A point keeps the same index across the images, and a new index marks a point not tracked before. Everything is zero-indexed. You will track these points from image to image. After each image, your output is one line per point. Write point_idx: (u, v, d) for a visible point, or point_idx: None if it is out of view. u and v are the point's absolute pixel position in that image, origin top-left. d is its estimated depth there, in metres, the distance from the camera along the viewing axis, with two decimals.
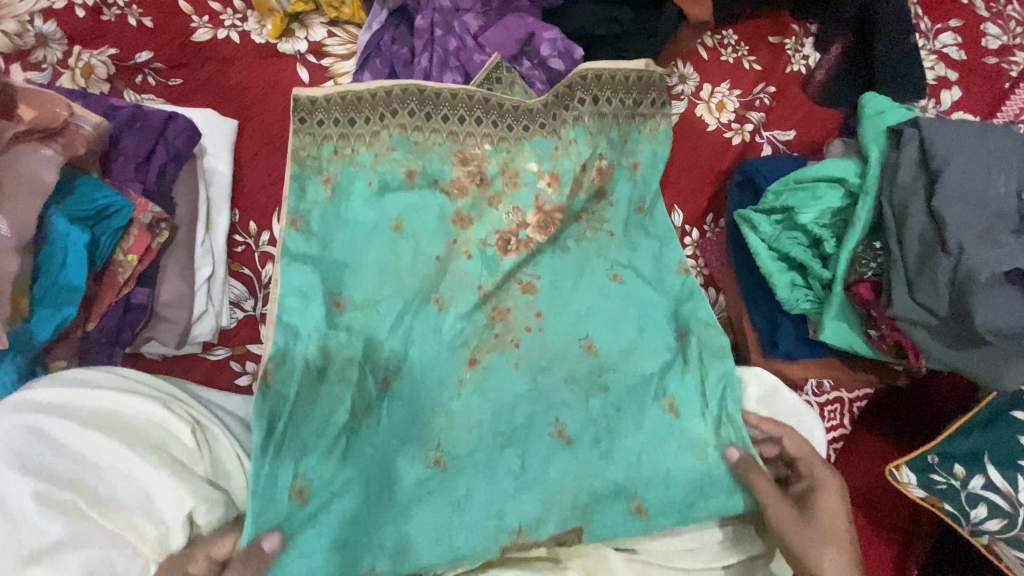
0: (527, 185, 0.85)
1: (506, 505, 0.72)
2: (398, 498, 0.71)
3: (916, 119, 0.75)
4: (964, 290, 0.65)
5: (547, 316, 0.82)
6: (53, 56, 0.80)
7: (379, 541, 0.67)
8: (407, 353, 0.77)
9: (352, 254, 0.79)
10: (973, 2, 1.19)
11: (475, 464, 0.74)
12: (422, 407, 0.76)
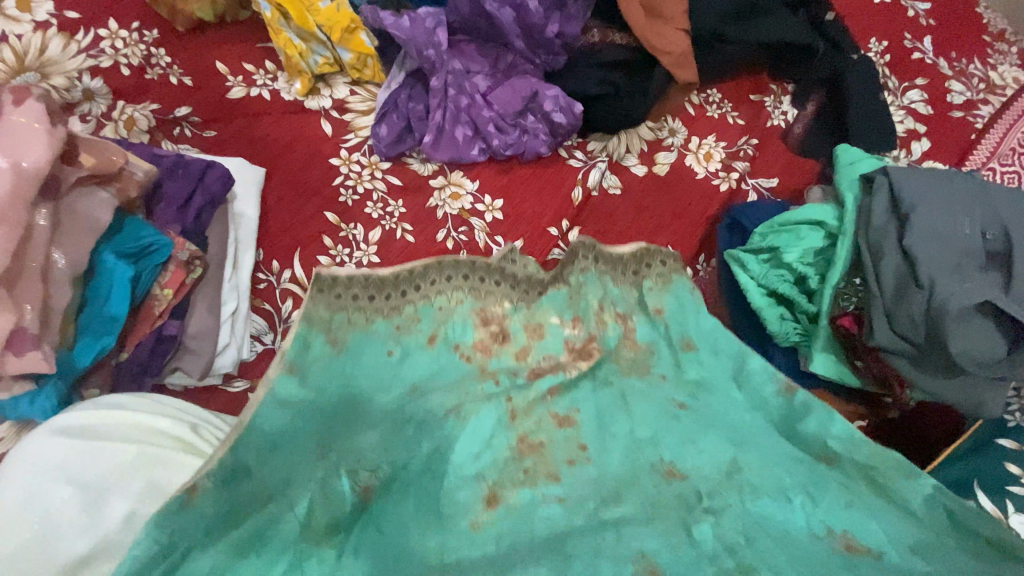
0: (554, 334, 0.86)
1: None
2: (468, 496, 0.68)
3: (886, 167, 0.83)
4: (938, 320, 0.70)
5: (593, 447, 0.74)
6: (98, 109, 0.87)
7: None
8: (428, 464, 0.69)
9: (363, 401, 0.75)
10: (937, 62, 1.31)
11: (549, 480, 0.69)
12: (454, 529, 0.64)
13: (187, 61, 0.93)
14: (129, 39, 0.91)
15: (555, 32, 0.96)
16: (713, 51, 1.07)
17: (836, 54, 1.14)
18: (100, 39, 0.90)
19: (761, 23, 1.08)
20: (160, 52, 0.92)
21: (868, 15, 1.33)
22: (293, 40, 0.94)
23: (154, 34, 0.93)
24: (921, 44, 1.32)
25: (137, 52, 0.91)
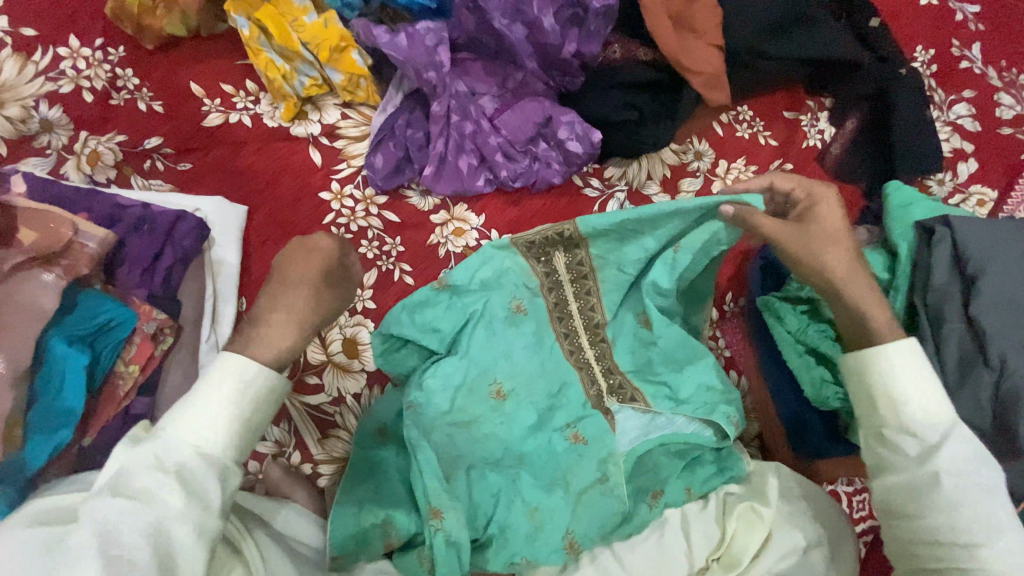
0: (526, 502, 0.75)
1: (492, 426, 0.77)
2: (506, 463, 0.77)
3: (947, 216, 0.72)
4: (1011, 406, 0.62)
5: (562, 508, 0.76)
6: (59, 141, 0.78)
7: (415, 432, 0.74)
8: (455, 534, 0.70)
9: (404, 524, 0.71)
10: (988, 71, 1.19)
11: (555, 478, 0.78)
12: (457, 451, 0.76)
13: (157, 82, 0.83)
14: (92, 59, 0.81)
15: (574, 51, 0.85)
16: (747, 70, 0.96)
17: (885, 67, 1.02)
18: (59, 59, 0.80)
19: (803, 34, 0.96)
20: (126, 73, 0.82)
21: (914, 16, 1.21)
22: (275, 61, 0.83)
23: (120, 52, 0.82)
24: (971, 51, 1.20)
25: (101, 74, 0.81)
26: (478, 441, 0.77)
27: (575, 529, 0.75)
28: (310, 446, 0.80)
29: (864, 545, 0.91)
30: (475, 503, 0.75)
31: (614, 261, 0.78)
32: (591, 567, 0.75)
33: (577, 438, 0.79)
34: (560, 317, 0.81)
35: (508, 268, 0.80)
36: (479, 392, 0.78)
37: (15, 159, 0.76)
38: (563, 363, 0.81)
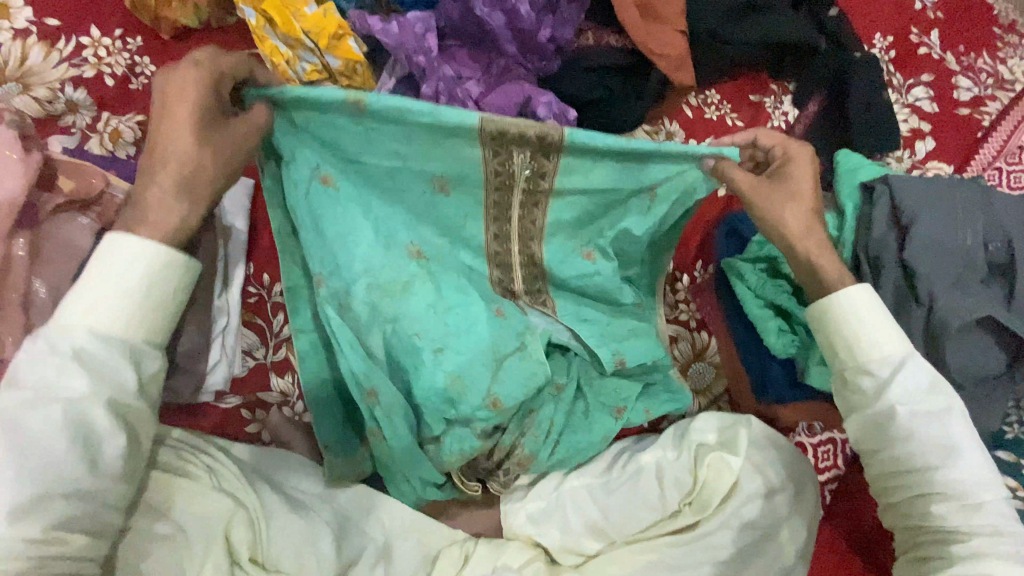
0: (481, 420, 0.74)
1: (430, 321, 0.72)
2: (467, 375, 0.73)
3: (886, 176, 0.80)
4: (938, 337, 0.70)
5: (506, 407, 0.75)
6: (83, 120, 0.86)
7: (356, 311, 0.70)
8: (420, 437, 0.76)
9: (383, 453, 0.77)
10: (944, 57, 1.28)
11: (520, 382, 0.76)
12: (400, 360, 0.72)
13: None
14: (113, 47, 0.89)
15: (549, 38, 0.95)
16: (712, 53, 1.05)
17: (840, 54, 1.10)
18: (83, 47, 0.88)
19: (763, 22, 1.05)
20: (143, 60, 0.90)
21: (874, 7, 1.29)
22: (280, 48, 0.91)
23: (137, 41, 0.91)
24: (927, 38, 1.28)
25: (120, 61, 0.89)
26: (400, 287, 0.71)
27: (499, 390, 0.74)
28: (312, 399, 0.85)
29: (828, 491, 0.99)
30: (421, 411, 0.75)
31: (570, 189, 0.67)
32: (572, 507, 0.83)
33: (500, 312, 0.76)
34: (497, 219, 0.70)
35: (463, 165, 0.63)
36: (394, 255, 0.71)
37: (44, 136, 0.85)
38: (479, 228, 0.71)
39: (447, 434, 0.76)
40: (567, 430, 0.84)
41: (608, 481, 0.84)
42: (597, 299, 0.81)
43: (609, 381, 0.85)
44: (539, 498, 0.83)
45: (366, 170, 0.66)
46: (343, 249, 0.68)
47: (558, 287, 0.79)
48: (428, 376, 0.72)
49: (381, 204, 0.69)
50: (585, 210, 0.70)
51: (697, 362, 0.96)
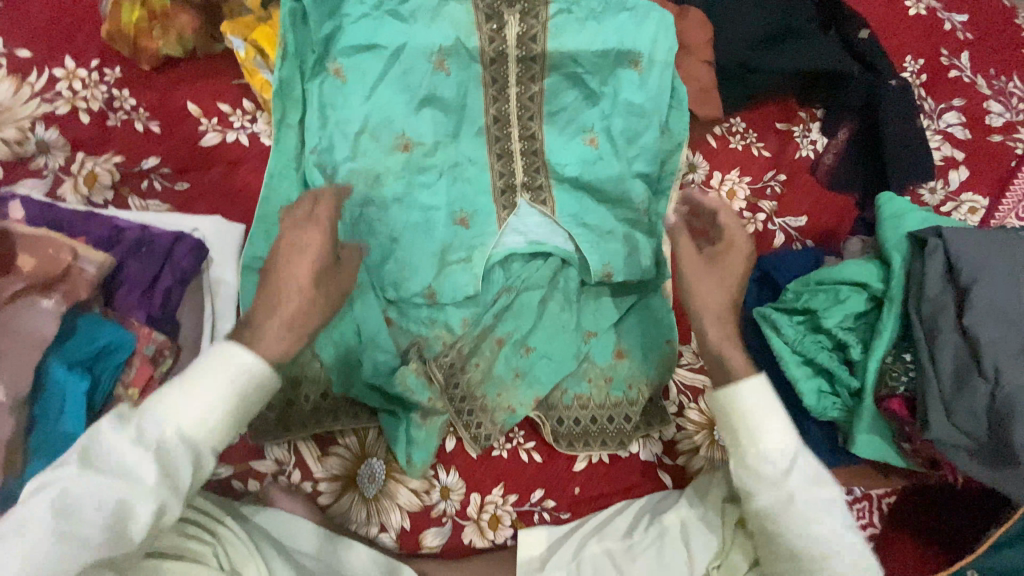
0: (438, 340, 0.85)
1: (420, 188, 0.83)
2: (435, 226, 0.84)
3: (938, 227, 0.74)
4: (1004, 417, 0.63)
5: (485, 336, 0.86)
6: (55, 162, 0.78)
7: (335, 141, 0.81)
8: (395, 275, 0.83)
9: (368, 211, 0.82)
10: (976, 79, 1.21)
11: (495, 258, 0.87)
12: (368, 201, 0.82)
13: (153, 102, 0.83)
14: (89, 80, 0.81)
15: None
16: (740, 83, 0.98)
17: (871, 78, 1.02)
18: (56, 81, 0.80)
19: (795, 47, 0.98)
20: (123, 93, 0.82)
21: (902, 27, 1.22)
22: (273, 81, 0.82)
23: (116, 72, 0.82)
24: (958, 60, 1.22)
25: (97, 94, 0.81)
26: (378, 172, 0.82)
27: (437, 285, 0.84)
28: (310, 464, 0.80)
29: None
30: (373, 231, 0.82)
31: (567, 53, 0.81)
32: (592, 574, 0.78)
33: (463, 220, 0.85)
34: (496, 99, 0.83)
35: (468, 87, 0.82)
36: (385, 144, 0.81)
37: (12, 180, 0.77)
38: (482, 148, 0.84)
39: (409, 257, 0.83)
40: (526, 291, 0.88)
41: (630, 548, 0.79)
42: (589, 185, 0.87)
43: (587, 318, 0.89)
44: (557, 568, 0.79)
45: (371, 56, 0.79)
46: (342, 135, 0.81)
47: (557, 176, 0.87)
48: (405, 194, 0.82)
49: (387, 84, 0.80)
50: (561, 147, 0.85)
51: None
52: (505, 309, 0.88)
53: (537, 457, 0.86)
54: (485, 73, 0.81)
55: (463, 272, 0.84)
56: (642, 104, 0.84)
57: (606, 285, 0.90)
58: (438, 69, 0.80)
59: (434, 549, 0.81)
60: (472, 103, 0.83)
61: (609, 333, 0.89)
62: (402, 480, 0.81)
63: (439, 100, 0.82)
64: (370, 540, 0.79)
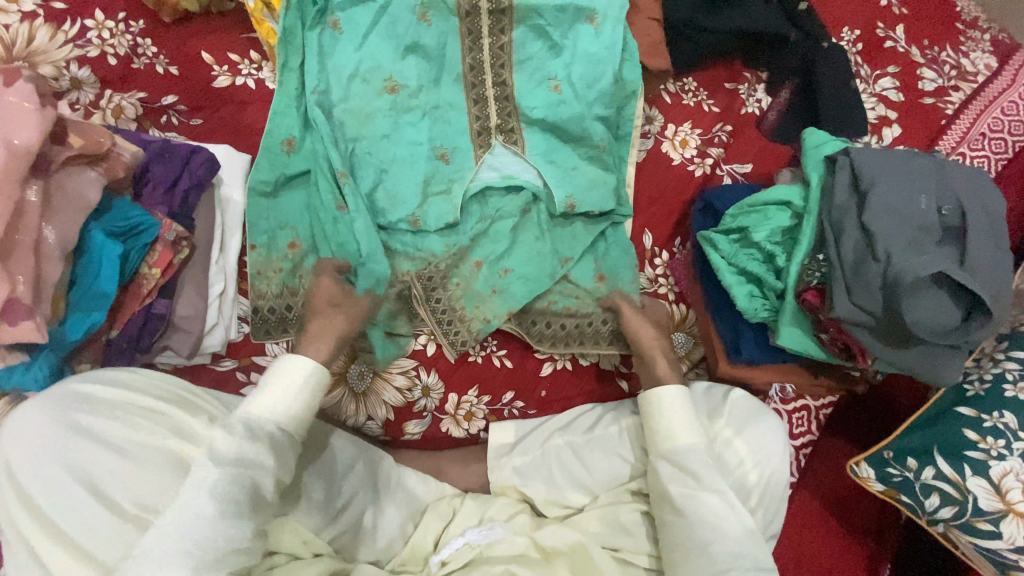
0: (422, 263, 0.94)
1: (405, 126, 0.93)
2: (420, 161, 0.93)
3: (849, 148, 0.86)
4: (894, 291, 0.75)
5: (466, 259, 0.96)
6: (86, 98, 0.90)
7: (330, 86, 0.91)
8: (382, 206, 0.92)
9: (356, 147, 0.91)
10: (910, 50, 1.35)
11: (474, 190, 0.96)
12: (358, 138, 0.91)
13: (172, 50, 0.95)
14: (116, 30, 0.94)
15: None
16: (689, 41, 1.12)
17: (810, 44, 1.16)
18: (87, 29, 0.92)
19: (734, 13, 1.11)
20: (146, 42, 0.95)
21: (843, 5, 1.37)
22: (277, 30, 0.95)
23: (140, 24, 0.95)
24: (894, 33, 1.36)
25: (123, 42, 0.93)
26: (367, 112, 0.91)
27: (420, 213, 0.93)
28: None
29: (802, 456, 1.04)
30: (362, 166, 0.91)
31: (530, 7, 0.93)
32: (557, 465, 0.87)
33: (444, 155, 0.94)
34: (471, 49, 0.94)
35: (449, 41, 0.93)
36: (375, 87, 0.91)
37: None
38: (460, 93, 0.95)
39: (396, 189, 0.92)
40: (500, 219, 0.98)
41: (588, 438, 0.88)
42: (556, 126, 0.96)
43: (566, 243, 0.98)
44: (523, 454, 0.87)
45: (363, 10, 0.90)
46: (337, 80, 0.91)
47: (528, 120, 0.96)
48: (391, 129, 0.92)
49: (375, 33, 0.91)
50: (530, 91, 0.95)
51: (677, 332, 1.01)
52: (484, 236, 0.97)
53: (507, 364, 0.95)
54: (462, 24, 0.92)
55: (444, 202, 0.94)
56: (595, 55, 0.96)
57: (576, 217, 0.99)
58: (421, 21, 0.91)
59: (415, 437, 0.91)
60: (451, 52, 0.93)
61: (584, 259, 0.99)
62: (388, 379, 0.91)
63: (422, 51, 0.92)
64: (359, 427, 0.90)
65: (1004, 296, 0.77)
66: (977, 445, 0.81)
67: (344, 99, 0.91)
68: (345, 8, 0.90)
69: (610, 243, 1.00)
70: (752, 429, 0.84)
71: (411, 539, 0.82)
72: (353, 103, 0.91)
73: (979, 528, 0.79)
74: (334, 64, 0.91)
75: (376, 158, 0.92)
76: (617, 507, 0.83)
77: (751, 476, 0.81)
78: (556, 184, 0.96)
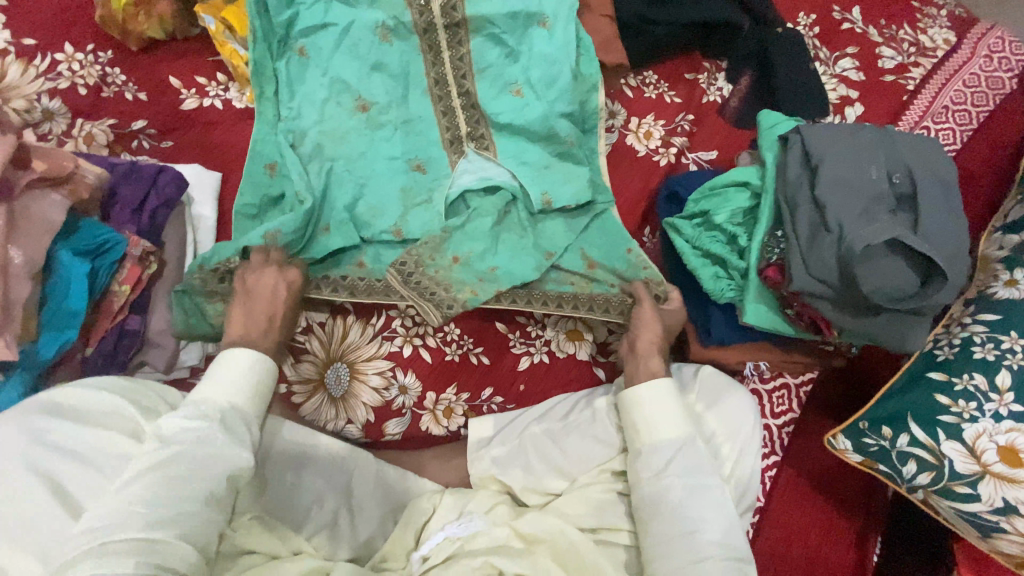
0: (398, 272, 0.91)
1: (378, 142, 0.96)
2: (397, 173, 0.96)
3: (800, 126, 0.89)
4: (847, 262, 0.76)
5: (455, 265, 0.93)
6: (58, 127, 0.93)
7: (302, 111, 0.95)
8: (363, 219, 0.94)
9: (333, 166, 0.95)
10: (867, 30, 1.37)
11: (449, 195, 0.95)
12: (333, 157, 0.95)
13: (140, 77, 0.98)
14: (85, 61, 0.97)
15: None
16: (645, 33, 1.15)
17: (763, 29, 1.19)
18: (57, 63, 0.96)
19: (685, 5, 1.15)
20: (115, 71, 0.98)
21: None
22: (239, 51, 0.98)
23: (108, 54, 0.98)
24: (850, 15, 1.38)
25: (93, 72, 0.97)
26: (341, 131, 0.95)
27: (404, 224, 0.94)
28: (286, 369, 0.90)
29: (785, 434, 1.03)
30: (338, 183, 0.94)
31: (483, 17, 0.98)
32: (535, 453, 0.88)
33: (419, 166, 0.97)
34: (434, 64, 0.98)
35: (412, 58, 0.98)
36: (347, 107, 0.96)
37: None
38: (428, 106, 0.98)
39: (377, 202, 0.95)
40: (484, 220, 0.95)
41: (565, 424, 0.89)
42: (524, 128, 0.96)
43: (548, 238, 0.97)
44: (500, 446, 0.88)
45: (326, 33, 0.96)
46: (310, 105, 0.96)
47: (495, 126, 0.97)
48: (364, 145, 0.95)
49: (341, 56, 0.96)
50: (494, 98, 0.98)
51: None
52: (467, 239, 0.94)
53: (485, 360, 0.95)
54: (423, 42, 0.98)
55: (423, 209, 0.95)
56: (546, 55, 0.97)
57: (557, 214, 0.98)
58: (384, 39, 0.97)
59: (395, 437, 0.92)
60: (414, 67, 0.98)
61: (569, 252, 0.98)
62: (364, 380, 0.92)
63: (385, 68, 0.97)
64: (338, 431, 0.91)
65: (960, 257, 0.78)
66: (949, 409, 0.82)
67: (317, 120, 0.95)
68: (310, 36, 0.97)
69: (593, 233, 0.99)
70: (723, 408, 0.85)
71: (392, 536, 0.82)
72: (326, 124, 0.95)
73: (958, 492, 0.79)
74: (306, 89, 0.96)
75: (354, 174, 0.95)
76: (590, 490, 0.85)
77: (724, 449, 0.83)
78: (534, 185, 0.95)
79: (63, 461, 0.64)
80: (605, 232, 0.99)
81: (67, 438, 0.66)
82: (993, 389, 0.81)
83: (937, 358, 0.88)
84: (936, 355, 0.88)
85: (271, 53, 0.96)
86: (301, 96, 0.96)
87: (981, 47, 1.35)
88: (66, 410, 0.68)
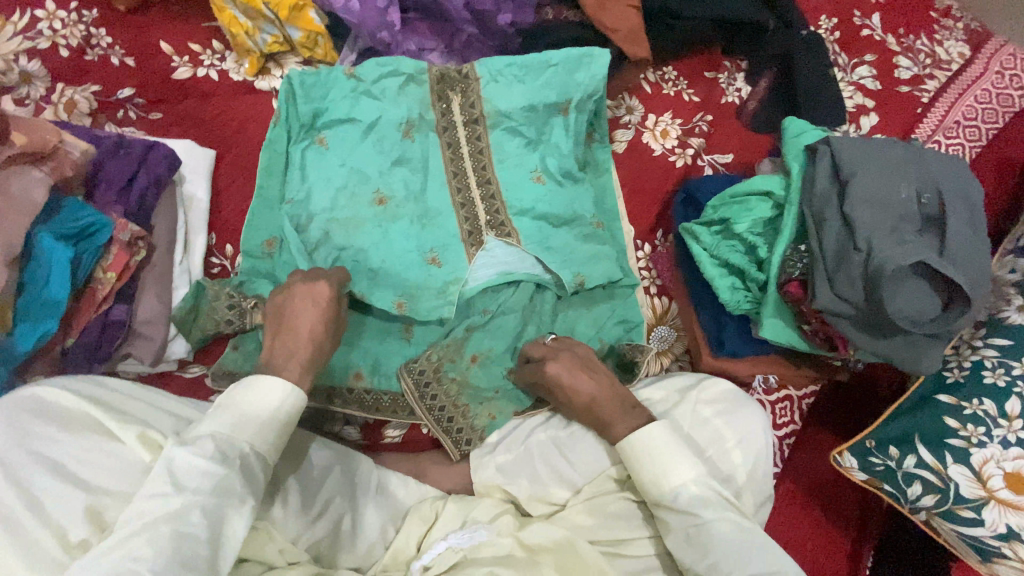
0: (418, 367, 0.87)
1: (388, 207, 0.88)
2: (412, 270, 0.87)
3: (829, 137, 0.86)
4: (876, 280, 0.74)
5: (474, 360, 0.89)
6: (37, 92, 0.85)
7: (311, 178, 0.87)
8: (374, 270, 0.86)
9: (337, 220, 0.86)
10: (886, 38, 1.35)
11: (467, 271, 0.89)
12: (341, 232, 0.86)
13: (129, 40, 0.90)
14: (68, 20, 0.88)
15: (508, 22, 1.00)
16: (667, 27, 1.11)
17: (786, 32, 1.14)
18: (37, 20, 0.87)
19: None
20: (100, 32, 0.90)
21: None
22: (239, 18, 0.90)
23: (93, 14, 0.90)
24: (870, 21, 1.36)
25: (76, 33, 0.88)
26: (353, 222, 0.86)
27: (411, 300, 0.87)
28: None
29: (786, 446, 1.04)
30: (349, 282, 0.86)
31: (501, 112, 0.93)
32: (540, 460, 0.85)
33: (435, 259, 0.88)
34: (453, 159, 0.91)
35: (428, 147, 0.92)
36: (361, 200, 0.87)
37: None
38: (445, 200, 0.90)
39: (389, 298, 0.86)
40: (504, 316, 0.91)
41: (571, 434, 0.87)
42: (548, 215, 0.93)
43: (571, 335, 0.94)
44: (505, 453, 0.86)
45: (349, 127, 0.89)
46: (322, 189, 0.87)
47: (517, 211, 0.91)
48: (376, 243, 0.86)
49: (353, 153, 0.88)
50: (510, 150, 0.93)
51: (659, 326, 1.00)
52: (486, 327, 0.90)
53: None
54: (439, 128, 0.92)
55: (438, 300, 0.87)
56: (563, 92, 0.94)
57: (578, 317, 0.95)
58: (399, 101, 0.91)
59: (394, 440, 0.92)
60: (428, 137, 0.92)
61: (592, 332, 0.94)
62: (364, 383, 0.88)
63: (400, 154, 0.90)
64: (337, 433, 0.89)
65: (983, 282, 0.76)
66: (957, 432, 0.82)
67: (325, 216, 0.86)
68: (320, 106, 0.89)
69: (616, 301, 0.96)
70: (737, 418, 0.83)
71: (392, 545, 0.79)
72: (333, 176, 0.87)
73: (960, 515, 0.79)
74: (314, 180, 0.87)
75: (364, 257, 0.86)
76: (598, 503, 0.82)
77: (737, 459, 0.81)
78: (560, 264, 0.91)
79: (40, 467, 0.59)
80: (624, 301, 0.96)
81: (44, 440, 0.60)
82: (1003, 415, 0.81)
83: (947, 382, 0.87)
84: (946, 377, 0.88)
85: (277, 153, 0.89)
86: (308, 181, 0.87)
87: (995, 63, 1.33)
88: (49, 409, 0.63)
